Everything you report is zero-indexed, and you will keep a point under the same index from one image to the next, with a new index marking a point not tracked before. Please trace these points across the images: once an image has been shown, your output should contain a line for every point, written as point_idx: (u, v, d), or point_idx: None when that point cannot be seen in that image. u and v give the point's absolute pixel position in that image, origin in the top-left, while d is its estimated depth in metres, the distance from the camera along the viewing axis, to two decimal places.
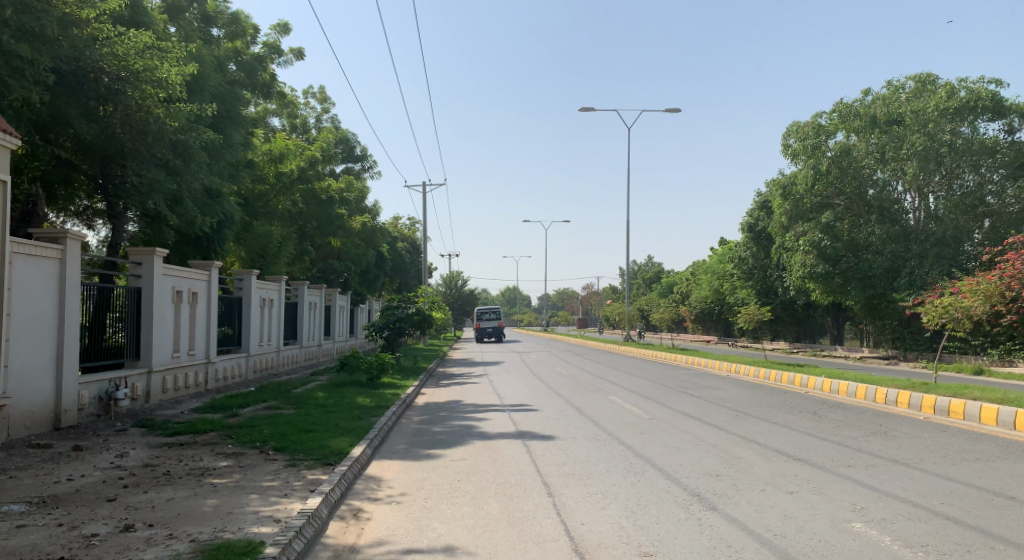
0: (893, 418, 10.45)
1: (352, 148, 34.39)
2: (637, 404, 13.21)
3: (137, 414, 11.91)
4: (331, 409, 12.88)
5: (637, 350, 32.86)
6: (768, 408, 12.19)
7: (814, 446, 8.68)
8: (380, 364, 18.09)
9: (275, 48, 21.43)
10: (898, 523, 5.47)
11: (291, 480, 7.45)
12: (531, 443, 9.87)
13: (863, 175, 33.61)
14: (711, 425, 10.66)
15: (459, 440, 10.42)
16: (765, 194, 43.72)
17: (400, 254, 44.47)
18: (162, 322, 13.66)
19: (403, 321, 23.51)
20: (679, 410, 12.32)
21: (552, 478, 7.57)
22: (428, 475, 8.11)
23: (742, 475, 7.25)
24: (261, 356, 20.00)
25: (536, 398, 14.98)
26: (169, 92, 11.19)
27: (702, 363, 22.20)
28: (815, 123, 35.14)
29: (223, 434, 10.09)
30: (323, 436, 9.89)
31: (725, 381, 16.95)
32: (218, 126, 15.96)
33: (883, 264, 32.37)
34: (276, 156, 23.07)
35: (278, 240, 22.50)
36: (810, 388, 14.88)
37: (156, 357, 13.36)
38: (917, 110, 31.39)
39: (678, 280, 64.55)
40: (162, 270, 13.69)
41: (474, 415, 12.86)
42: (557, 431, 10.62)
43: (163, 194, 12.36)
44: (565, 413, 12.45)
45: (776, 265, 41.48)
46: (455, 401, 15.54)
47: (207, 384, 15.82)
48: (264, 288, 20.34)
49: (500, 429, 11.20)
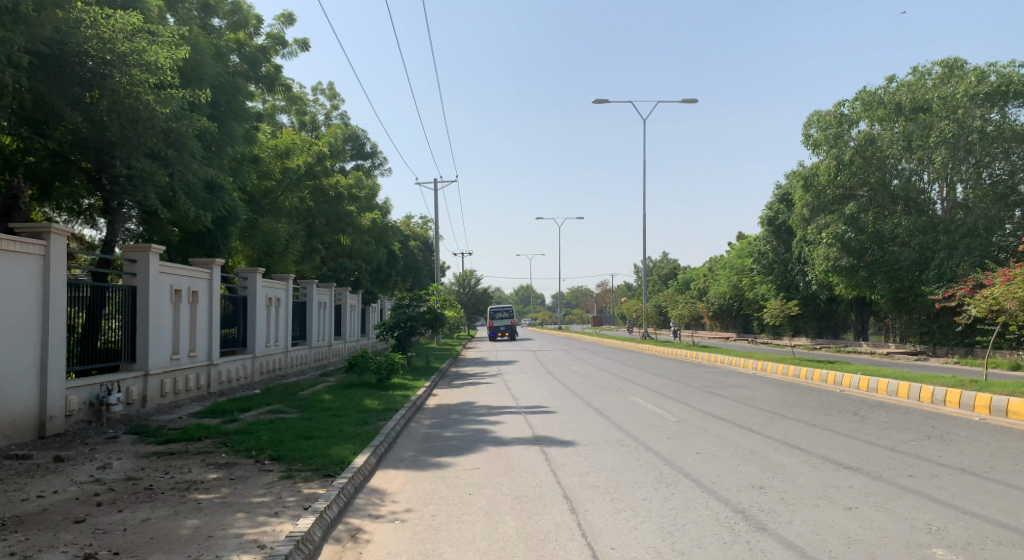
0: (944, 419, 9.60)
1: (362, 145, 33.71)
2: (662, 406, 12.40)
3: (132, 420, 11.26)
4: (337, 413, 12.17)
5: (656, 347, 32.06)
6: (804, 408, 11.32)
7: (865, 452, 7.83)
8: (391, 364, 17.39)
9: (279, 39, 20.77)
10: (987, 550, 4.66)
11: (284, 495, 6.71)
12: (550, 449, 9.09)
13: (888, 165, 32.54)
14: (745, 428, 9.84)
15: (472, 446, 9.66)
16: (784, 187, 42.62)
17: (412, 251, 43.78)
18: (159, 323, 13.01)
19: (414, 320, 22.82)
20: (708, 412, 11.49)
21: (574, 491, 6.79)
22: (437, 487, 7.36)
23: (789, 488, 6.43)
24: (269, 357, 19.37)
25: (553, 399, 14.21)
26: (159, 77, 10.44)
27: (725, 361, 21.35)
28: (837, 111, 34.26)
29: (218, 442, 9.40)
30: (324, 443, 9.16)
31: (751, 379, 16.07)
32: (217, 117, 15.28)
33: (910, 256, 31.35)
34: (282, 151, 22.45)
35: (285, 238, 21.86)
36: (845, 386, 14.00)
37: (153, 359, 12.68)
38: (945, 96, 30.24)
39: (695, 276, 63.49)
40: (159, 268, 13.03)
41: (488, 419, 12.11)
42: (577, 436, 9.84)
43: (157, 187, 11.65)
44: (585, 416, 11.68)
45: (797, 260, 40.44)
46: (468, 402, 14.80)
47: (209, 387, 15.18)
48: (270, 287, 19.73)
49: (515, 433, 10.44)
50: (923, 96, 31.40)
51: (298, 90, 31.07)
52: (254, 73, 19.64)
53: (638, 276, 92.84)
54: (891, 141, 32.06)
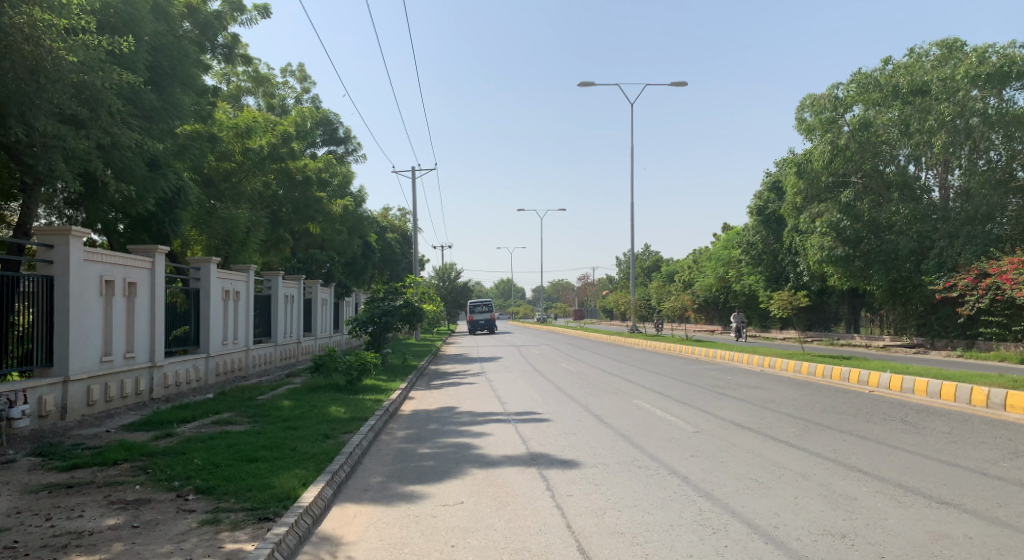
0: (1017, 430, 8.00)
1: (334, 130, 31.73)
2: (673, 411, 10.75)
3: (41, 437, 9.33)
4: (294, 424, 10.34)
5: (645, 342, 30.44)
6: (840, 415, 9.67)
7: (952, 477, 6.18)
8: (362, 364, 15.58)
9: (236, 5, 18.76)
10: None
11: (196, 555, 4.91)
12: (550, 474, 7.36)
13: (883, 151, 31.21)
14: (782, 441, 8.17)
15: (453, 468, 7.93)
16: (774, 174, 41.22)
17: (389, 244, 41.91)
18: (83, 320, 11.06)
19: (389, 315, 20.99)
20: (728, 420, 9.84)
21: (593, 544, 5.08)
22: (408, 533, 5.64)
23: (886, 539, 4.74)
24: (226, 357, 17.43)
25: (545, 403, 12.52)
26: (66, 16, 8.39)
27: (726, 358, 19.74)
28: (832, 95, 32.72)
29: (137, 467, 7.55)
30: (271, 469, 7.38)
31: (762, 378, 14.42)
32: (158, 84, 13.37)
33: (909, 245, 29.91)
34: (242, 131, 20.47)
35: (246, 225, 19.92)
36: (874, 386, 12.43)
37: (75, 362, 10.75)
38: (944, 78, 28.67)
39: (680, 269, 62.07)
40: (82, 255, 11.08)
41: (471, 430, 10.38)
42: (581, 454, 8.10)
43: (72, 158, 9.56)
44: (586, 425, 10.01)
45: (788, 250, 39.22)
46: (449, 407, 13.04)
47: (151, 393, 13.25)
48: (228, 279, 17.77)
49: (506, 450, 8.67)
50: (922, 78, 29.81)
51: (265, 71, 29.03)
52: (206, 40, 17.58)
53: (621, 268, 91.78)
54: (888, 125, 30.61)
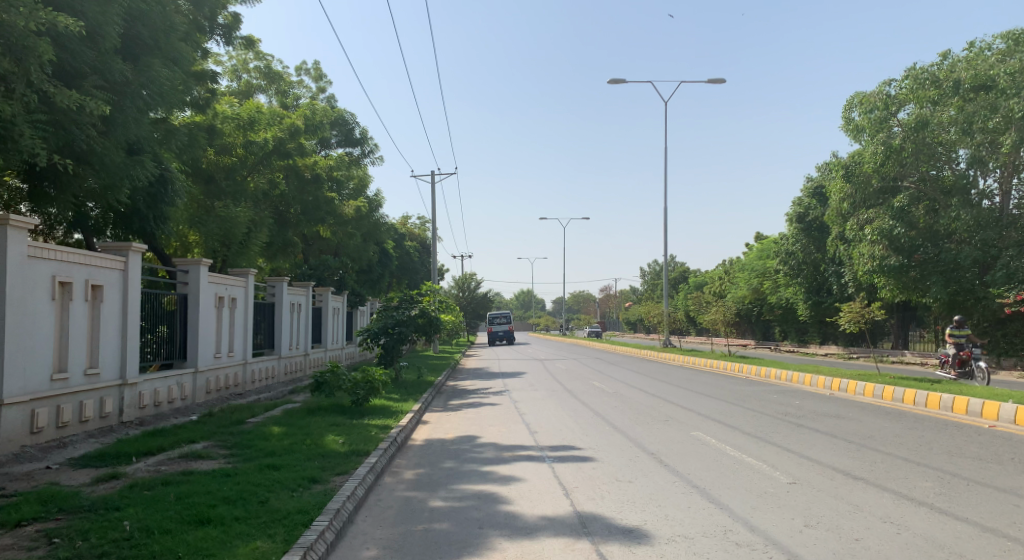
0: None
1: (349, 131, 29.83)
2: (751, 451, 8.51)
3: None
4: (276, 462, 8.27)
5: (681, 358, 28.14)
6: (979, 461, 7.41)
7: None
8: (368, 383, 13.56)
9: None
10: None
11: None
12: (613, 553, 5.20)
13: (939, 153, 28.59)
14: (928, 506, 5.93)
15: (475, 537, 5.80)
16: (815, 179, 38.83)
17: (407, 252, 40.20)
18: (25, 330, 9.10)
19: (403, 326, 18.88)
20: (830, 466, 7.58)
21: None
22: None
23: None
24: (219, 372, 15.44)
25: (586, 435, 10.37)
26: None
27: (781, 378, 17.47)
28: (883, 92, 30.06)
29: (42, 533, 5.46)
30: (223, 540, 5.29)
31: (841, 404, 12.23)
32: (136, 56, 11.37)
33: (971, 254, 27.35)
34: (245, 122, 18.57)
35: (246, 225, 17.99)
36: (991, 419, 10.15)
37: (12, 382, 8.77)
38: (1015, 72, 25.68)
39: (710, 282, 59.53)
40: (26, 252, 9.13)
41: (497, 471, 8.25)
42: (649, 519, 5.93)
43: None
44: (644, 471, 7.80)
45: (830, 260, 36.80)
46: (470, 436, 10.93)
47: (120, 416, 11.26)
48: (223, 285, 15.83)
49: (544, 507, 6.52)
50: (987, 71, 26.98)
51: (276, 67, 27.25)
52: (201, 16, 15.58)
53: (647, 280, 89.79)
54: (947, 124, 27.95)
